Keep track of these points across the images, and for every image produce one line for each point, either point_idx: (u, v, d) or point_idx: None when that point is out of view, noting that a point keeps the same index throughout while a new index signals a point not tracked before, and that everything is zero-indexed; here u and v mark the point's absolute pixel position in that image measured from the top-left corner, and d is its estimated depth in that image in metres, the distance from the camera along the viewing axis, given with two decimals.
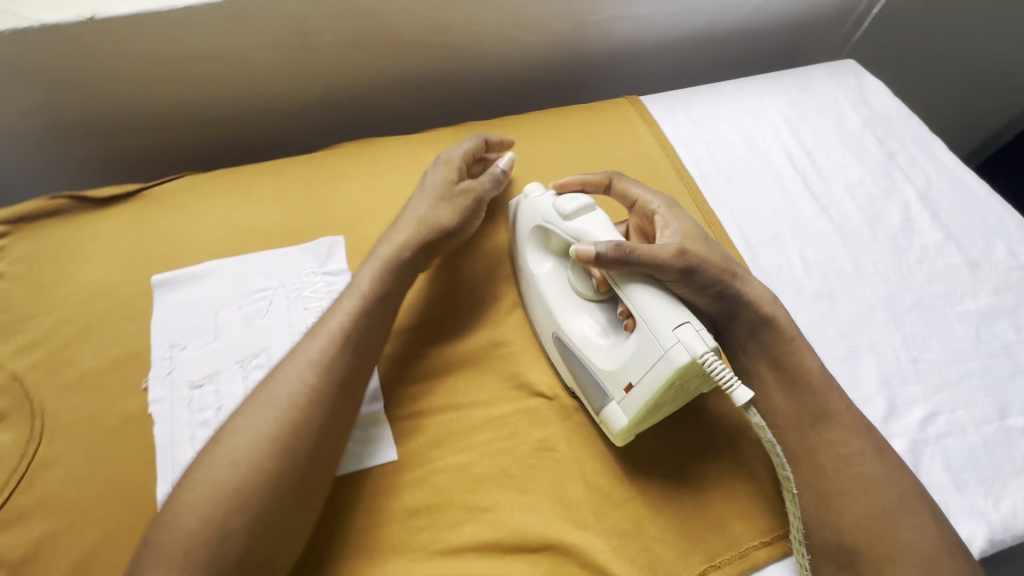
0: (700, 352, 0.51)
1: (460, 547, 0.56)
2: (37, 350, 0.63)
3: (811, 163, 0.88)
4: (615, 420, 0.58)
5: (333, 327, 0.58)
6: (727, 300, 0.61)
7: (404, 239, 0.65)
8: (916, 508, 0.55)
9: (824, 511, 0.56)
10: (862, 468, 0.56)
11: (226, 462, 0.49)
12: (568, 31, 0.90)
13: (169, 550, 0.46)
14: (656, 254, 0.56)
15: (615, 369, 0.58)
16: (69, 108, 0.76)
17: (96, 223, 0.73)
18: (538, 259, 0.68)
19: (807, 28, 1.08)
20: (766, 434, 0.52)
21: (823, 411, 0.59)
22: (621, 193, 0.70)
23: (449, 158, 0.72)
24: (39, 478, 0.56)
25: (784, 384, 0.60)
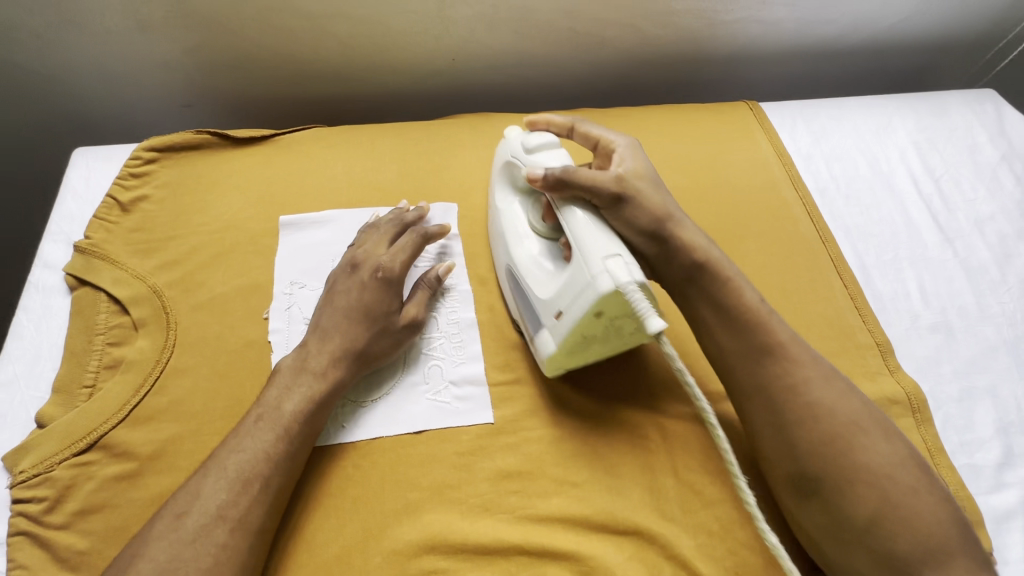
0: (624, 282, 0.51)
1: (549, 517, 0.56)
2: (175, 269, 0.68)
3: (938, 192, 0.84)
4: (546, 347, 0.58)
5: (304, 373, 0.57)
6: (667, 236, 0.59)
7: (326, 377, 0.57)
8: (869, 430, 0.53)
9: (784, 444, 0.54)
10: (810, 396, 0.54)
11: (290, 402, 0.55)
12: (696, 29, 0.89)
13: (236, 473, 0.51)
14: (594, 178, 0.57)
15: (547, 299, 0.57)
16: (221, 50, 0.81)
17: (232, 161, 0.77)
18: (504, 196, 0.68)
19: (943, 51, 1.02)
20: (676, 363, 0.50)
21: (764, 346, 0.56)
22: (582, 137, 0.67)
23: (387, 268, 0.63)
24: (169, 384, 0.61)
25: (723, 322, 0.57)
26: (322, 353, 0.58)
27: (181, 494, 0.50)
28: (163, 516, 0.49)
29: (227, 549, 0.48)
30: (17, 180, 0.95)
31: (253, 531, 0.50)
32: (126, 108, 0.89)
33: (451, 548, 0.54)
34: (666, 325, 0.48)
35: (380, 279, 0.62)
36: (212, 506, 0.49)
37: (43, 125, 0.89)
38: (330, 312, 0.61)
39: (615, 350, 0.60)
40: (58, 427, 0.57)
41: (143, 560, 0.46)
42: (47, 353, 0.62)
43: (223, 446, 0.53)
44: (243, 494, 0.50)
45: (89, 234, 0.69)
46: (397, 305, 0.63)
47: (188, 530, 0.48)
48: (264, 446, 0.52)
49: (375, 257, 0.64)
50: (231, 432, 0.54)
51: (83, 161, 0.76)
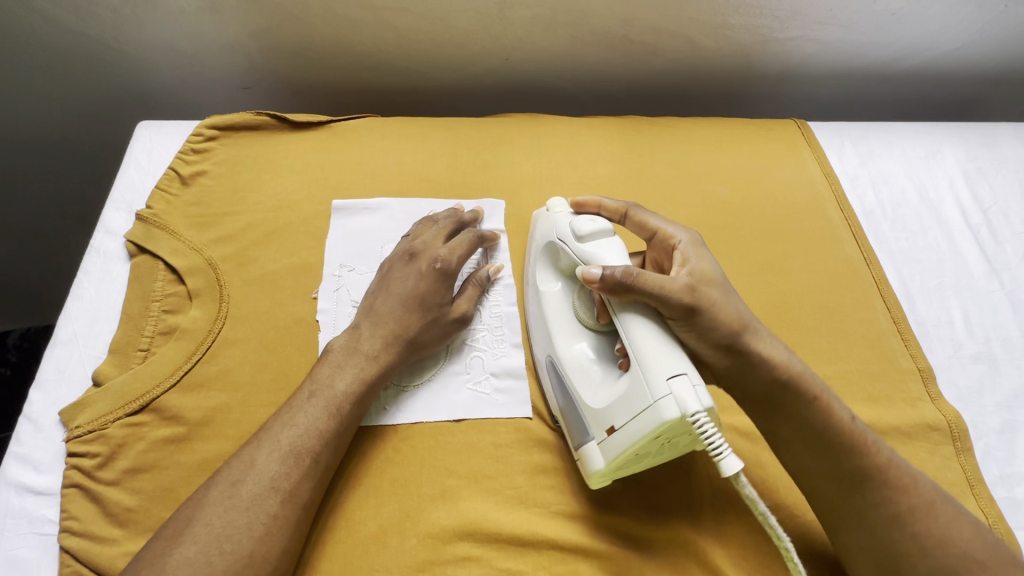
0: (693, 411, 0.46)
1: (582, 514, 0.57)
2: (229, 243, 0.70)
3: (986, 222, 0.83)
4: (593, 462, 0.54)
5: (358, 357, 0.58)
6: (748, 348, 0.53)
7: (378, 361, 0.59)
8: (985, 564, 0.48)
9: (881, 574, 0.50)
10: (917, 528, 0.50)
11: (342, 381, 0.57)
12: (749, 43, 0.89)
13: (288, 446, 0.52)
14: (663, 286, 0.51)
15: (600, 410, 0.53)
16: (284, 36, 0.83)
17: (289, 143, 0.79)
18: (546, 277, 0.64)
19: (995, 81, 1.01)
20: (759, 507, 0.45)
21: (862, 472, 0.51)
22: (637, 225, 0.63)
23: (444, 262, 0.64)
24: (219, 354, 0.62)
25: (813, 443, 0.53)
26: (376, 338, 0.59)
27: (235, 463, 0.51)
28: (217, 483, 0.50)
29: (278, 519, 0.49)
30: (78, 148, 0.98)
31: (302, 504, 0.51)
32: (187, 86, 0.91)
33: (485, 536, 0.55)
34: (742, 467, 0.45)
35: (437, 270, 0.63)
36: (266, 477, 0.50)
37: (107, 97, 0.92)
38: (384, 297, 0.62)
39: (663, 458, 0.56)
40: (113, 387, 0.58)
41: (199, 524, 0.47)
42: (105, 315, 0.64)
43: (275, 419, 0.54)
44: (295, 468, 0.51)
45: (151, 204, 0.71)
46: (448, 299, 0.64)
47: (242, 498, 0.49)
48: (316, 422, 0.54)
49: (433, 250, 0.65)
50: (282, 405, 0.55)
51: (147, 134, 0.79)
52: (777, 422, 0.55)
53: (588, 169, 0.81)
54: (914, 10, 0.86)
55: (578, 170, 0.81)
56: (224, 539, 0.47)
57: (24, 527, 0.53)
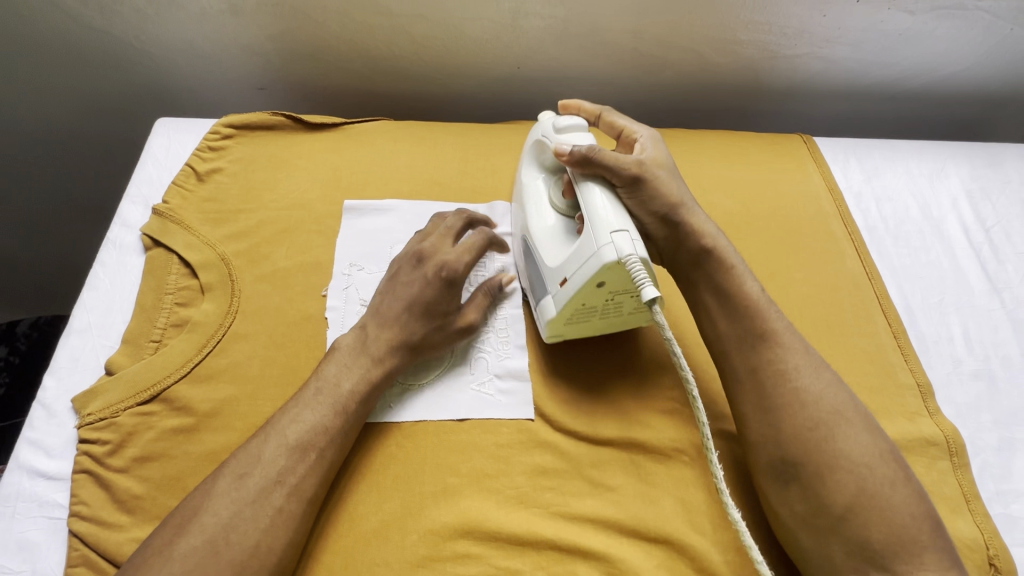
0: (627, 255, 0.53)
1: (581, 516, 0.57)
2: (243, 239, 0.71)
3: (988, 242, 0.84)
4: (546, 313, 0.61)
5: (365, 356, 0.59)
6: (677, 219, 0.61)
7: (381, 364, 0.60)
8: (851, 421, 0.53)
9: (767, 426, 0.54)
10: (800, 383, 0.55)
11: (348, 379, 0.58)
12: (757, 59, 0.90)
13: (295, 440, 0.53)
14: (616, 159, 0.59)
15: (554, 267, 0.59)
16: (302, 40, 0.85)
17: (302, 144, 0.81)
18: (531, 171, 0.69)
19: (1000, 103, 1.03)
20: (665, 332, 0.52)
21: (762, 330, 0.57)
22: (608, 126, 0.69)
23: (452, 269, 0.64)
24: (229, 348, 0.63)
25: (722, 304, 0.59)
26: (381, 340, 0.60)
27: (242, 456, 0.52)
28: (225, 475, 0.51)
29: (283, 512, 0.50)
30: (95, 142, 1.00)
31: (306, 498, 0.52)
32: (205, 86, 0.93)
33: (485, 534, 0.55)
34: (657, 296, 0.51)
35: (442, 278, 0.63)
36: (272, 471, 0.51)
37: (126, 94, 0.94)
38: (389, 298, 0.63)
39: (609, 321, 0.62)
40: (126, 376, 0.60)
41: (206, 515, 0.48)
42: (119, 306, 0.66)
43: (283, 414, 0.55)
44: (301, 464, 0.52)
45: (167, 199, 0.73)
46: (455, 307, 0.64)
47: (249, 491, 0.50)
48: (322, 419, 0.55)
49: (441, 254, 0.65)
50: (290, 401, 0.56)
51: (166, 131, 0.80)
52: (700, 288, 0.62)
53: None
54: (920, 31, 0.87)
55: None
56: (229, 530, 0.48)
57: (34, 511, 0.54)
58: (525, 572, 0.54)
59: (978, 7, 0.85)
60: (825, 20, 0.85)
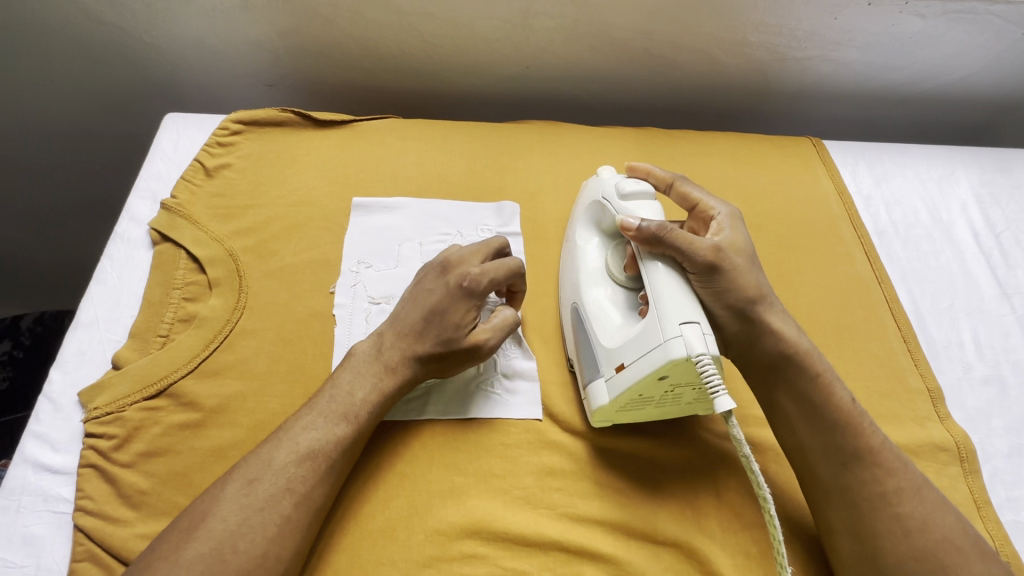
0: (697, 353, 0.50)
1: (589, 517, 0.57)
2: (251, 235, 0.71)
3: (998, 247, 0.83)
4: (598, 397, 0.58)
5: (380, 367, 0.59)
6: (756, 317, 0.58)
7: (397, 373, 0.59)
8: (963, 550, 0.51)
9: (862, 551, 0.53)
10: (902, 508, 0.52)
11: (361, 389, 0.57)
12: (766, 61, 0.90)
13: (306, 449, 0.53)
14: (691, 242, 0.56)
15: (613, 349, 0.58)
16: (312, 37, 0.85)
17: (311, 141, 0.81)
18: (585, 233, 0.68)
19: (1010, 108, 1.02)
20: (743, 449, 0.49)
21: (855, 448, 0.55)
22: (680, 197, 0.66)
23: (474, 280, 0.60)
24: (236, 343, 0.63)
25: (808, 414, 0.57)
26: (396, 350, 0.59)
27: (253, 460, 0.52)
28: (235, 479, 0.50)
29: (291, 521, 0.50)
30: (103, 137, 1.00)
31: (314, 506, 0.52)
32: (215, 82, 0.93)
33: (492, 534, 0.55)
34: (733, 408, 0.49)
35: (462, 290, 0.60)
36: (283, 479, 0.51)
37: (135, 89, 0.94)
38: (411, 306, 0.61)
39: (665, 412, 0.60)
40: (133, 370, 0.59)
41: (214, 519, 0.48)
42: (126, 300, 0.66)
43: (295, 421, 0.55)
44: (310, 470, 0.52)
45: (176, 194, 0.73)
46: (469, 322, 0.60)
47: (258, 496, 0.50)
48: (336, 431, 0.54)
49: (467, 265, 0.61)
50: (303, 408, 0.56)
51: (174, 126, 0.80)
52: (779, 389, 0.59)
53: None
54: (930, 35, 0.87)
55: None
56: (237, 536, 0.48)
57: (40, 505, 0.53)
58: (532, 573, 0.54)
59: (990, 12, 0.84)
60: (836, 23, 0.85)
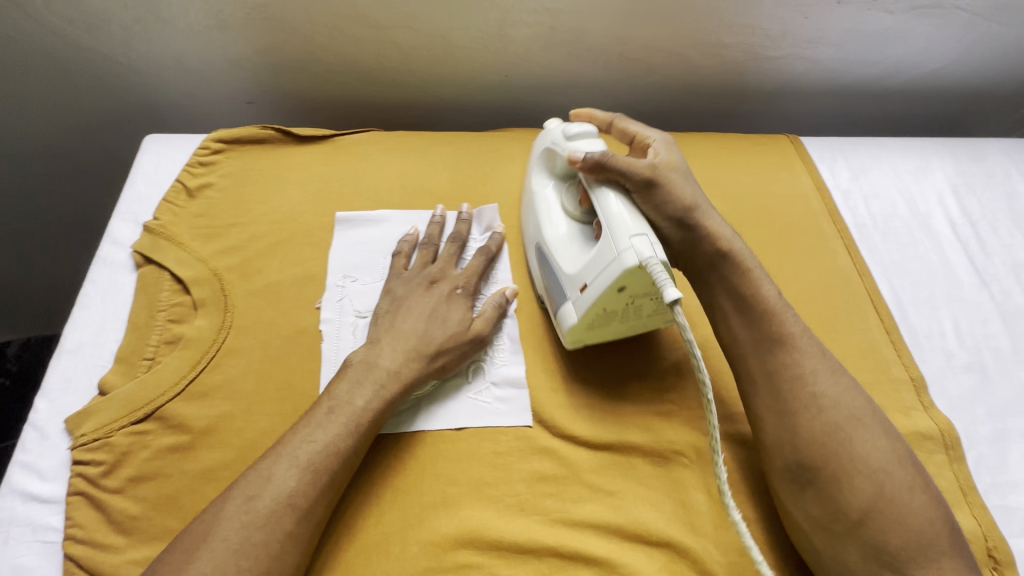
0: (648, 258, 0.54)
1: (583, 521, 0.57)
2: (235, 254, 0.71)
3: (975, 236, 0.85)
4: (568, 319, 0.61)
5: (379, 372, 0.59)
6: (693, 221, 0.62)
7: (400, 376, 0.59)
8: (868, 425, 0.54)
9: (781, 429, 0.56)
10: (817, 387, 0.56)
11: (361, 397, 0.57)
12: (742, 62, 0.92)
13: (306, 461, 0.53)
14: (629, 164, 0.61)
15: (574, 273, 0.61)
16: (290, 54, 0.86)
17: (292, 157, 0.81)
18: (540, 180, 0.72)
19: (982, 98, 1.04)
20: (686, 335, 0.52)
21: (777, 335, 0.58)
22: (620, 133, 0.71)
23: (466, 287, 0.67)
24: (223, 363, 0.63)
25: (739, 308, 0.61)
26: (395, 355, 0.60)
27: (253, 477, 0.52)
28: (235, 497, 0.50)
29: (292, 537, 0.50)
30: (84, 161, 1.00)
31: (315, 522, 0.52)
32: (195, 101, 0.93)
33: (486, 542, 0.55)
34: (680, 297, 0.52)
35: (458, 294, 0.66)
36: (283, 494, 0.51)
37: (114, 111, 0.94)
38: (406, 316, 0.64)
39: (629, 328, 0.64)
40: (120, 395, 0.59)
41: (215, 539, 0.48)
42: (111, 324, 0.65)
43: (293, 433, 0.55)
44: (310, 485, 0.52)
45: (157, 216, 0.73)
46: (467, 318, 0.65)
47: (259, 513, 0.50)
48: (335, 441, 0.55)
49: (452, 275, 0.68)
50: (300, 420, 0.56)
51: (155, 147, 0.80)
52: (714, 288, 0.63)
53: None
54: (899, 30, 0.89)
55: None
56: (239, 555, 0.48)
57: (28, 535, 0.53)
58: None
59: (955, 6, 0.87)
60: (807, 22, 0.86)
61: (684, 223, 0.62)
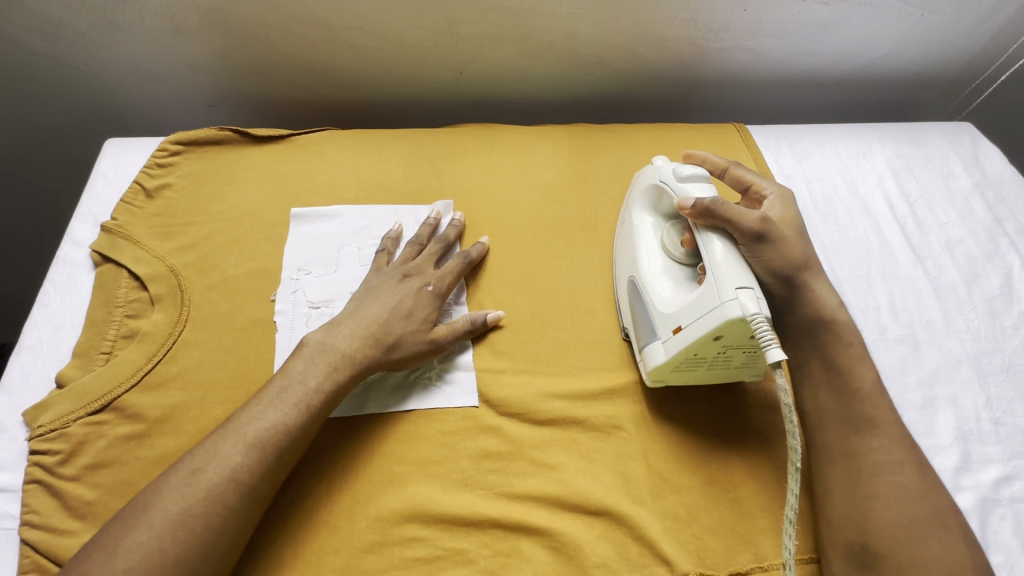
0: (752, 313, 0.55)
1: (525, 494, 0.60)
2: (192, 251, 0.73)
3: (912, 216, 0.88)
4: (655, 358, 0.63)
5: (337, 355, 0.61)
6: (793, 284, 0.63)
7: (355, 359, 0.62)
8: (947, 528, 0.54)
9: (852, 510, 0.56)
10: (898, 479, 0.56)
11: (313, 377, 0.59)
12: (688, 54, 0.95)
13: (253, 438, 0.55)
14: (741, 214, 0.60)
15: (670, 313, 0.61)
16: (247, 57, 0.88)
17: (248, 156, 0.83)
18: (641, 213, 0.71)
19: (926, 83, 1.08)
20: (784, 399, 0.54)
21: (869, 417, 0.59)
22: (734, 180, 0.72)
23: (438, 288, 0.69)
24: (179, 354, 0.65)
25: (833, 379, 0.61)
26: (354, 338, 0.62)
27: (199, 452, 0.54)
28: (178, 471, 0.53)
29: (233, 511, 0.52)
30: (51, 167, 1.02)
31: (258, 496, 0.54)
32: (157, 106, 0.95)
33: (430, 517, 0.58)
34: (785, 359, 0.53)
35: (428, 292, 0.68)
36: (227, 469, 0.53)
37: (78, 117, 0.96)
38: (369, 302, 0.66)
39: (717, 372, 0.64)
40: (76, 388, 0.61)
41: (155, 508, 0.50)
42: (70, 321, 0.67)
43: (244, 411, 0.57)
44: (255, 461, 0.54)
45: (116, 216, 0.75)
46: (432, 319, 0.67)
47: (200, 486, 0.52)
48: (286, 419, 0.57)
49: (426, 274, 0.70)
50: (252, 398, 0.58)
51: (114, 150, 0.82)
52: (806, 353, 0.64)
53: (537, 173, 0.86)
54: (836, 20, 0.93)
55: (528, 174, 0.85)
56: (179, 526, 0.50)
57: None
58: (470, 550, 0.57)
59: None
60: (746, 14, 0.90)
61: (787, 281, 0.63)
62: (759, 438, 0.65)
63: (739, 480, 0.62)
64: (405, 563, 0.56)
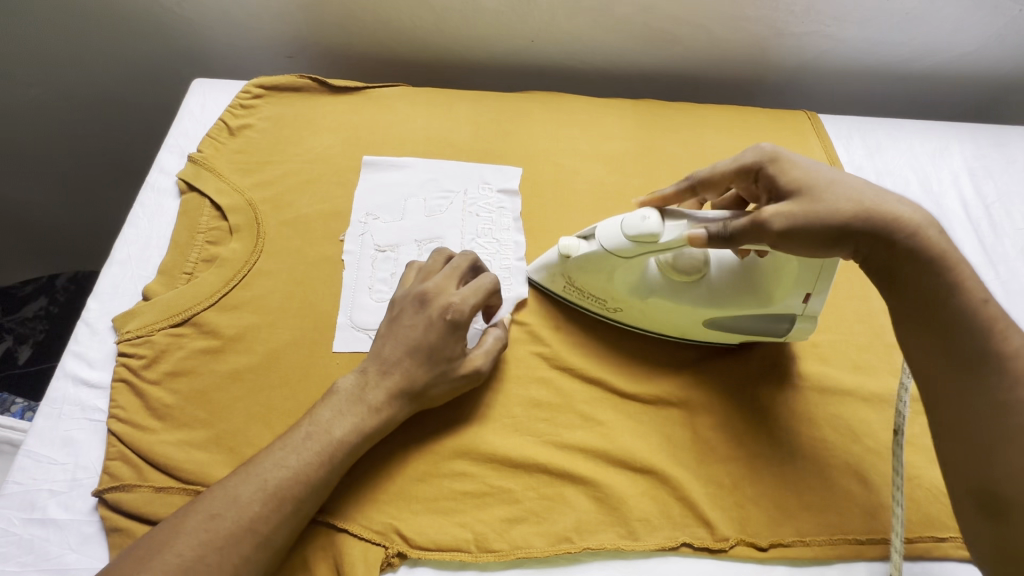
0: None
1: (571, 444, 0.61)
2: (269, 187, 0.77)
3: (987, 218, 0.85)
4: (803, 328, 0.65)
5: (404, 336, 0.59)
6: (863, 224, 0.51)
7: (419, 343, 0.59)
8: None
9: (967, 457, 0.47)
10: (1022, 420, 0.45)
11: (340, 427, 0.55)
12: (765, 37, 0.93)
13: (274, 486, 0.51)
14: (758, 222, 0.52)
15: (787, 297, 0.62)
16: (329, 12, 0.91)
17: (324, 104, 0.86)
18: (631, 293, 0.66)
19: (1013, 85, 1.03)
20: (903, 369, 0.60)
21: (979, 353, 0.48)
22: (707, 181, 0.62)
23: (456, 311, 0.59)
24: (252, 281, 0.69)
25: (926, 319, 0.51)
26: (415, 323, 0.59)
27: (294, 434, 0.54)
28: (275, 449, 0.53)
29: (320, 484, 0.53)
30: (136, 106, 1.08)
31: (273, 547, 0.50)
32: (240, 53, 1.00)
33: (483, 456, 0.60)
34: None
35: (445, 322, 0.59)
36: (317, 451, 0.53)
37: (167, 60, 1.01)
38: (413, 304, 0.61)
39: None
40: (161, 301, 0.66)
41: (250, 478, 0.51)
42: (156, 242, 0.72)
43: (339, 393, 0.57)
44: (348, 437, 0.55)
45: (201, 149, 0.79)
46: (459, 352, 0.60)
47: (216, 533, 0.48)
48: (382, 400, 0.57)
49: (444, 294, 0.61)
50: (347, 376, 0.59)
51: (201, 90, 0.87)
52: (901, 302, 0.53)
53: (602, 143, 0.86)
54: (926, 11, 0.89)
55: (593, 144, 0.86)
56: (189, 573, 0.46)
57: (78, 413, 0.60)
58: (517, 490, 0.59)
59: None
60: None
61: (846, 240, 0.52)
62: (810, 420, 0.64)
63: (786, 458, 0.62)
64: (455, 495, 0.58)
